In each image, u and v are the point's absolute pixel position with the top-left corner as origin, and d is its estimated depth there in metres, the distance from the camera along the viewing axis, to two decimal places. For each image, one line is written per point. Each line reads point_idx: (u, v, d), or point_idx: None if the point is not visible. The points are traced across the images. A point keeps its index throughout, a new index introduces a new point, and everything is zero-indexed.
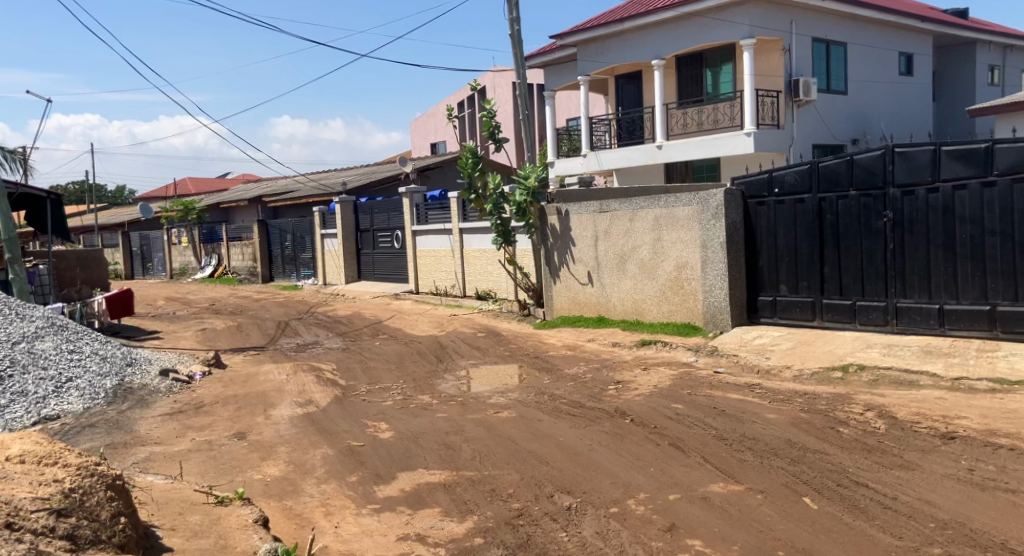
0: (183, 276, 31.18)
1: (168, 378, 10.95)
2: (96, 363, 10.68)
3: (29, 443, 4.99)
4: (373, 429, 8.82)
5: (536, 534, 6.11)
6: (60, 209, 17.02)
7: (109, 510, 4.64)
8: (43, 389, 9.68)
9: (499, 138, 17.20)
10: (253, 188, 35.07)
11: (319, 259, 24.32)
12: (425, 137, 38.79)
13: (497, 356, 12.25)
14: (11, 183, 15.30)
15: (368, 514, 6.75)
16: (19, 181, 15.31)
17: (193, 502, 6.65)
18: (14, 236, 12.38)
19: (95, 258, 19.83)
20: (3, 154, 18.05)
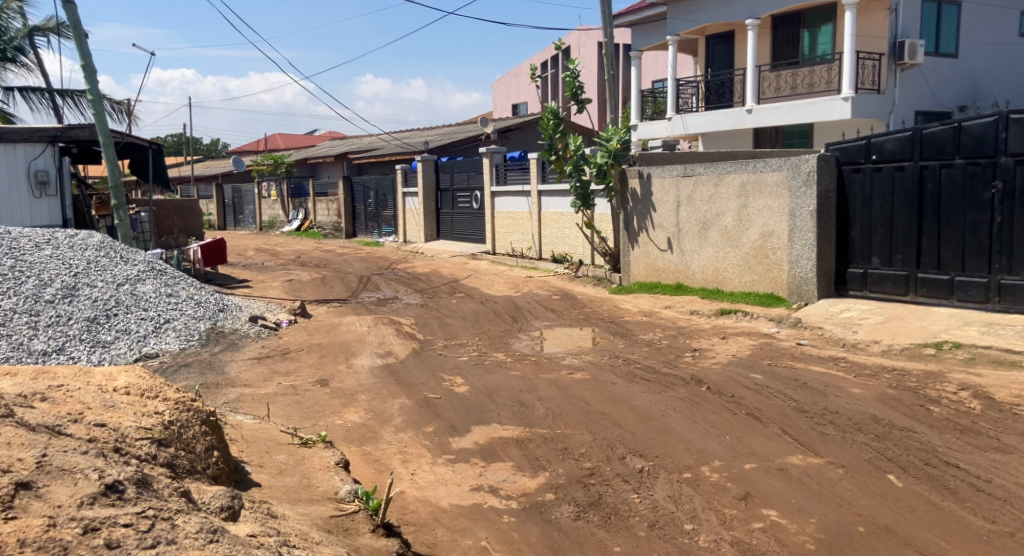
0: (271, 229, 32.03)
1: (257, 324, 11.33)
2: (192, 307, 11.10)
3: (134, 376, 5.27)
4: (449, 383, 8.97)
5: (608, 494, 6.13)
6: (162, 159, 17.62)
7: (204, 444, 4.88)
8: (144, 327, 10.13)
9: (581, 98, 16.87)
10: (339, 145, 35.75)
11: (400, 217, 24.63)
12: (507, 97, 38.59)
13: (572, 319, 12.24)
14: (117, 133, 15.91)
15: (443, 463, 6.89)
16: (124, 131, 15.87)
17: (279, 442, 6.90)
18: (119, 183, 12.71)
19: (192, 208, 20.51)
20: (109, 104, 18.78)
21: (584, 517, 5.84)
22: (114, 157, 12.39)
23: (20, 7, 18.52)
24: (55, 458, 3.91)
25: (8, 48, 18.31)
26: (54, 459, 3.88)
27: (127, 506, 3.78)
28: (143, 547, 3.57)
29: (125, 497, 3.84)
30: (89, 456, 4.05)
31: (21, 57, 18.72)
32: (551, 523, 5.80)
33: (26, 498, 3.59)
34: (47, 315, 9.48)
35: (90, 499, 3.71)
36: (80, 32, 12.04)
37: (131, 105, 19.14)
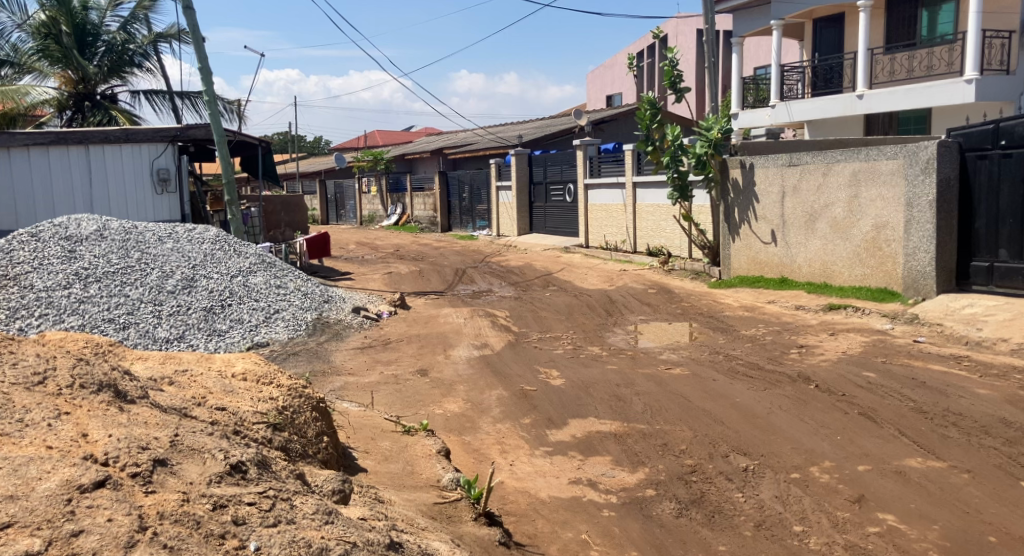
0: (371, 223, 32.63)
1: (359, 315, 11.51)
2: (299, 298, 11.35)
3: (251, 362, 5.38)
4: (545, 375, 8.87)
5: (711, 492, 5.90)
6: (271, 156, 18.10)
7: (315, 429, 4.93)
8: (255, 317, 10.39)
9: (679, 88, 16.38)
10: (437, 140, 36.17)
11: (494, 211, 24.68)
12: (602, 89, 38.21)
13: (669, 313, 11.95)
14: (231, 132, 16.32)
15: (541, 455, 6.79)
16: (237, 131, 16.27)
17: (383, 429, 6.95)
18: (232, 181, 13.10)
19: (297, 204, 21.09)
20: (222, 104, 19.49)
21: (686, 515, 5.63)
22: (228, 156, 12.51)
23: (145, 15, 19.38)
24: (187, 438, 3.69)
25: (134, 54, 19.23)
26: (185, 439, 3.65)
27: (250, 486, 3.53)
28: (266, 524, 3.30)
29: (249, 478, 3.59)
30: (215, 437, 3.86)
31: (145, 62, 19.60)
32: (652, 519, 5.62)
33: (163, 473, 3.33)
34: (169, 305, 9.84)
35: (217, 478, 3.47)
36: (199, 36, 12.48)
37: (242, 106, 19.82)
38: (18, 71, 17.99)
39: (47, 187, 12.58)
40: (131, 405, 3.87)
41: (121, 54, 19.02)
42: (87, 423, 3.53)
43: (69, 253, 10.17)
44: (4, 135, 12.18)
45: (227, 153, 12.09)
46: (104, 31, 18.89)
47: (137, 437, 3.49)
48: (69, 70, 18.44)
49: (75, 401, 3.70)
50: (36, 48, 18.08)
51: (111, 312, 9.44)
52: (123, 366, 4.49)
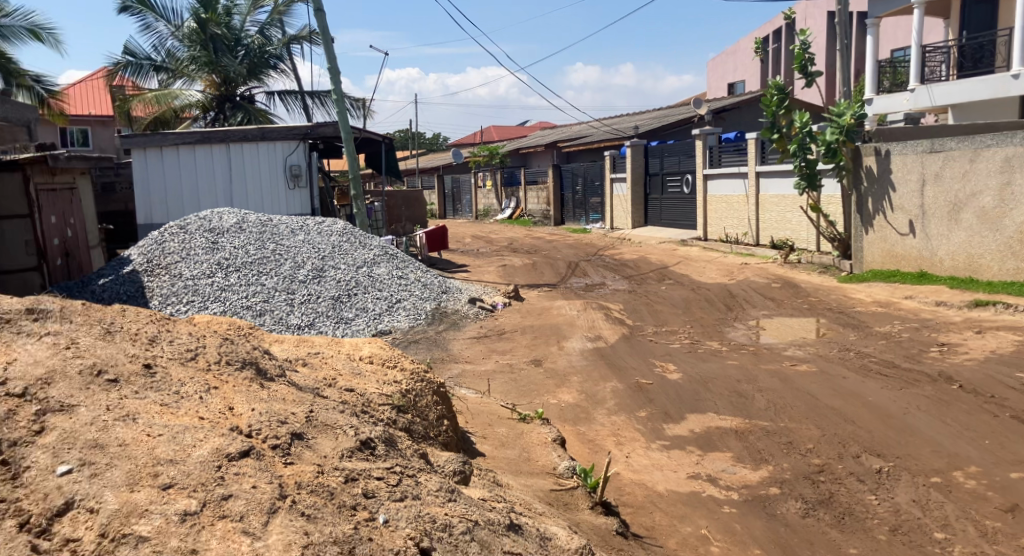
0: (486, 217, 32.99)
1: (475, 305, 11.64)
2: (420, 289, 11.55)
3: (377, 347, 5.54)
4: (662, 369, 8.75)
5: (841, 493, 5.67)
6: (393, 153, 18.50)
7: (436, 412, 5.04)
8: (379, 306, 10.64)
9: (810, 71, 15.73)
10: (552, 133, 36.21)
11: (608, 203, 24.47)
12: (723, 77, 37.27)
13: (794, 308, 11.54)
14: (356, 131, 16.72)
15: (658, 448, 6.70)
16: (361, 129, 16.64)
17: (499, 416, 7.01)
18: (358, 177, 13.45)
19: (417, 199, 21.54)
20: (349, 102, 20.13)
21: (814, 515, 5.44)
22: (355, 154, 12.73)
23: (280, 18, 20.17)
24: (320, 415, 3.61)
25: (271, 57, 19.92)
26: (320, 415, 3.59)
27: (379, 462, 3.48)
28: (393, 498, 3.23)
29: (377, 454, 3.53)
30: (347, 415, 3.81)
31: (281, 64, 20.26)
32: (776, 518, 5.45)
33: (300, 446, 3.26)
34: (301, 294, 10.20)
35: (350, 452, 3.39)
36: (328, 38, 12.88)
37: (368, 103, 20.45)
38: (172, 76, 19.68)
39: (195, 187, 12.95)
40: (271, 383, 3.78)
41: (260, 57, 19.76)
42: (233, 397, 3.43)
43: (212, 244, 10.76)
44: (159, 136, 12.61)
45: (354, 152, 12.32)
46: (244, 36, 19.75)
47: (277, 412, 3.41)
48: (213, 74, 19.50)
49: (222, 377, 3.59)
50: (186, 55, 19.46)
51: (250, 300, 9.93)
52: (265, 345, 4.66)
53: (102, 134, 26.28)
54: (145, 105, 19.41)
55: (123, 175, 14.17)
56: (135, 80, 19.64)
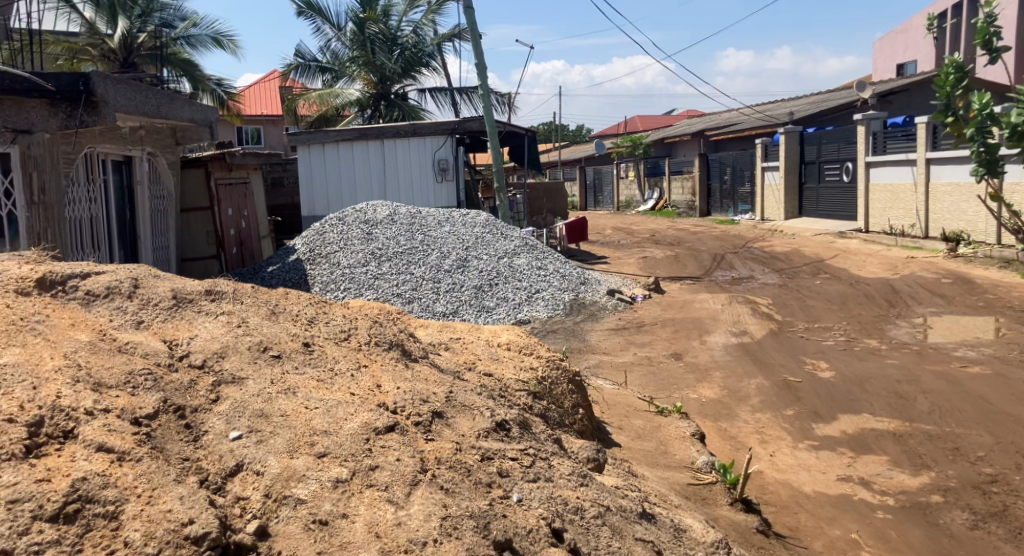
0: (627, 209, 32.82)
1: (614, 297, 11.64)
2: (558, 279, 11.60)
3: (514, 334, 5.74)
4: (812, 366, 8.51)
5: (1015, 506, 5.38)
6: (535, 145, 18.78)
7: (571, 401, 5.18)
8: (518, 296, 10.81)
9: (994, 47, 14.44)
10: (699, 122, 35.49)
11: (758, 193, 23.75)
12: (892, 57, 35.27)
13: (966, 306, 10.88)
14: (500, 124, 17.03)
15: (805, 448, 6.55)
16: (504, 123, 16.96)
17: (635, 408, 7.04)
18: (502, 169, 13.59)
19: (557, 190, 21.74)
20: (495, 96, 20.59)
21: (983, 528, 5.18)
22: (498, 147, 12.73)
23: (433, 17, 20.83)
24: (459, 396, 3.81)
25: (424, 55, 20.62)
26: (459, 396, 3.80)
27: (513, 443, 3.64)
28: (527, 479, 3.38)
29: (512, 436, 3.69)
30: (483, 397, 4.00)
31: (432, 61, 20.96)
32: (938, 528, 5.23)
33: (440, 424, 3.46)
34: (446, 282, 10.55)
35: (487, 432, 3.57)
36: (476, 33, 13.19)
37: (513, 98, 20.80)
38: (335, 76, 20.84)
39: (353, 179, 13.64)
40: (414, 363, 4.05)
41: (414, 54, 20.45)
42: (381, 375, 3.69)
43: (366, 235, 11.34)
44: (321, 133, 13.35)
45: (497, 147, 12.35)
46: (399, 35, 20.57)
47: (420, 391, 3.63)
48: (371, 73, 20.42)
49: (371, 356, 3.85)
50: (348, 56, 20.57)
51: (399, 288, 10.40)
52: (411, 329, 4.94)
53: (272, 133, 28.02)
54: (310, 103, 20.56)
55: (291, 170, 15.08)
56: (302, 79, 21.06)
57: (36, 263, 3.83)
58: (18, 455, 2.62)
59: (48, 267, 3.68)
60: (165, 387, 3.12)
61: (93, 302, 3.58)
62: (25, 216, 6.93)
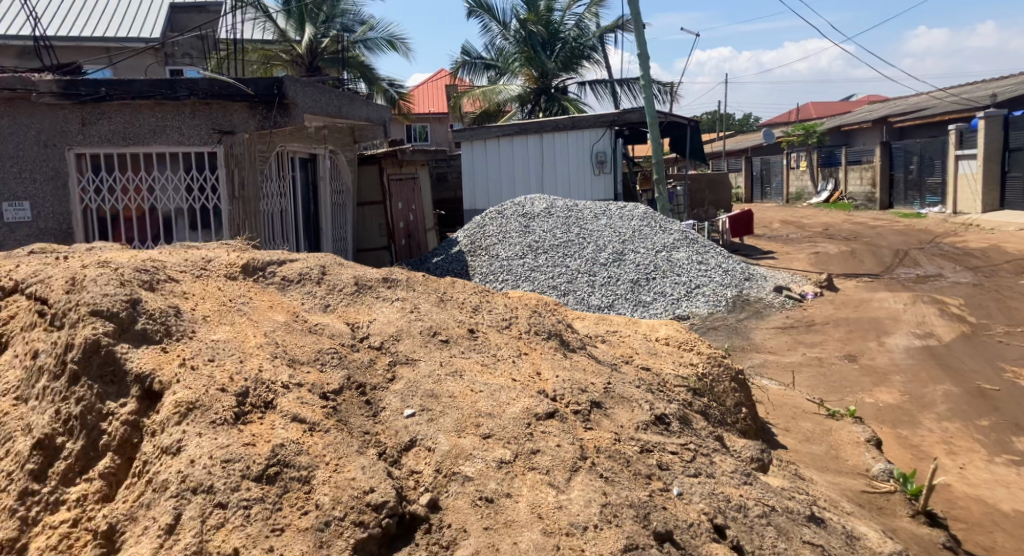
0: (798, 201, 31.55)
1: (782, 294, 11.10)
2: (721, 274, 11.13)
3: (673, 329, 5.71)
4: (1012, 375, 7.94)
5: None
6: (698, 134, 18.31)
7: (733, 400, 5.08)
8: (677, 290, 10.52)
9: None
10: (880, 109, 33.46)
11: (950, 183, 22.05)
12: None
13: None
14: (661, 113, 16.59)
15: (1002, 464, 6.16)
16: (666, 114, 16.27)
17: (805, 410, 6.78)
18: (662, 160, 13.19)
19: (720, 181, 21.23)
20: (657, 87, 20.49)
21: None
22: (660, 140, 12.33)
23: (595, 9, 20.91)
24: (617, 387, 3.87)
25: (585, 48, 20.80)
26: (617, 388, 3.85)
27: (673, 437, 3.65)
28: (688, 474, 3.38)
29: (671, 429, 3.70)
30: (643, 391, 4.03)
31: (594, 54, 21.08)
32: None
33: (599, 414, 3.54)
34: (601, 276, 10.53)
35: (645, 424, 3.60)
36: (638, 24, 13.07)
37: (676, 87, 20.56)
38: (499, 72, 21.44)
39: (512, 174, 13.93)
40: (572, 354, 4.14)
41: (575, 47, 20.76)
42: (541, 363, 3.81)
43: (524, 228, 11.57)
44: (482, 129, 13.65)
45: (659, 138, 12.01)
46: (561, 29, 20.83)
47: (579, 381, 3.72)
48: (532, 68, 20.72)
49: (531, 344, 3.98)
50: (508, 51, 20.99)
51: (555, 280, 10.52)
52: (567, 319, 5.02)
53: (438, 130, 28.95)
54: (474, 100, 21.19)
55: (454, 165, 15.56)
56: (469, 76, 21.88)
57: (239, 251, 4.22)
58: (229, 420, 2.93)
59: (251, 255, 4.08)
60: (348, 365, 3.38)
61: (288, 286, 3.94)
62: (229, 209, 7.67)
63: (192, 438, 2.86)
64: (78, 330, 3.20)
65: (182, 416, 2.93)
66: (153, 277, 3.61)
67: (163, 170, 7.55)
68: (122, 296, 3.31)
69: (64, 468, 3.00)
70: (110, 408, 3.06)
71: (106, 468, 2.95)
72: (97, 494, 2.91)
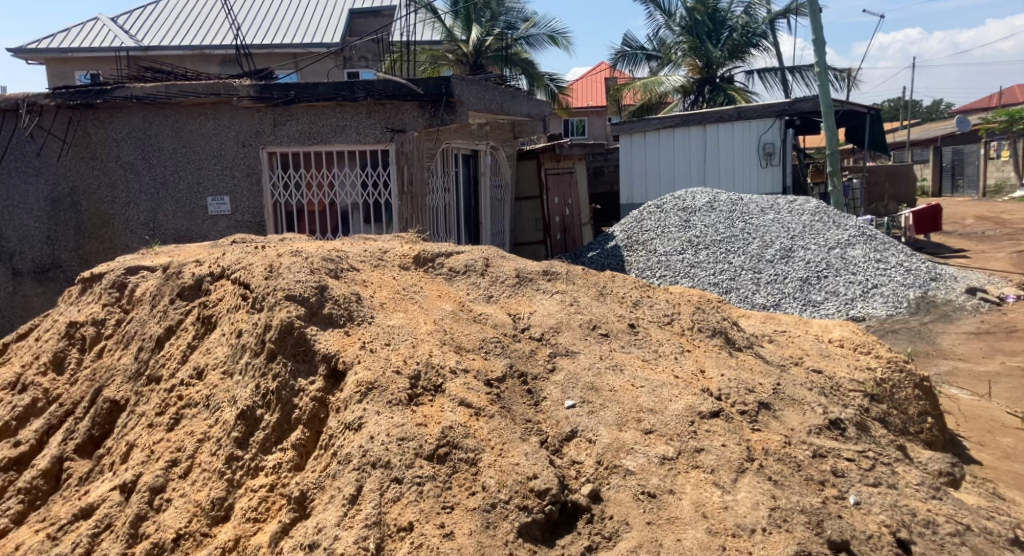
0: (996, 194, 29.09)
1: (975, 297, 9.90)
2: (902, 274, 10.23)
3: (847, 331, 5.40)
4: None
5: None
6: (880, 125, 17.01)
7: (917, 408, 4.68)
8: (852, 290, 9.77)
9: None
10: None
11: None
12: None
13: None
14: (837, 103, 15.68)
15: None
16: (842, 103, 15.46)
17: (1002, 424, 6.18)
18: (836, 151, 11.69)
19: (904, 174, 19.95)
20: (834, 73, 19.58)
21: None
22: (834, 128, 10.96)
23: None
24: (788, 389, 3.72)
25: (755, 35, 20.33)
26: (787, 389, 3.71)
27: (849, 443, 3.46)
28: (867, 483, 3.20)
29: (848, 436, 3.50)
30: (816, 393, 3.85)
31: (764, 41, 20.53)
32: None
33: (767, 416, 3.43)
34: (768, 273, 10.09)
35: (818, 429, 3.43)
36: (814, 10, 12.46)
37: (853, 73, 19.54)
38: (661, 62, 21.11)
39: (672, 168, 13.61)
40: (738, 352, 4.03)
41: (743, 36, 20.29)
42: (704, 360, 3.75)
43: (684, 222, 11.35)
44: (643, 122, 13.51)
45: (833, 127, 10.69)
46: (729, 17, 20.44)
47: (745, 380, 3.62)
48: (697, 57, 20.28)
49: (694, 341, 3.92)
50: (673, 41, 20.69)
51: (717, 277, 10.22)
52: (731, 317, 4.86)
53: (596, 124, 28.82)
54: (635, 92, 20.96)
55: (611, 159, 15.46)
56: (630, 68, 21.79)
57: (413, 244, 4.54)
58: (403, 401, 3.15)
59: (422, 248, 4.40)
60: (511, 353, 3.48)
61: (455, 277, 4.17)
62: (399, 203, 7.99)
63: (372, 416, 3.09)
64: (277, 313, 3.62)
65: (363, 395, 3.19)
66: (338, 267, 4.04)
67: (342, 168, 8.11)
68: (313, 283, 3.75)
69: (263, 437, 3.35)
70: (302, 385, 3.42)
71: (297, 439, 3.28)
72: (291, 463, 3.23)
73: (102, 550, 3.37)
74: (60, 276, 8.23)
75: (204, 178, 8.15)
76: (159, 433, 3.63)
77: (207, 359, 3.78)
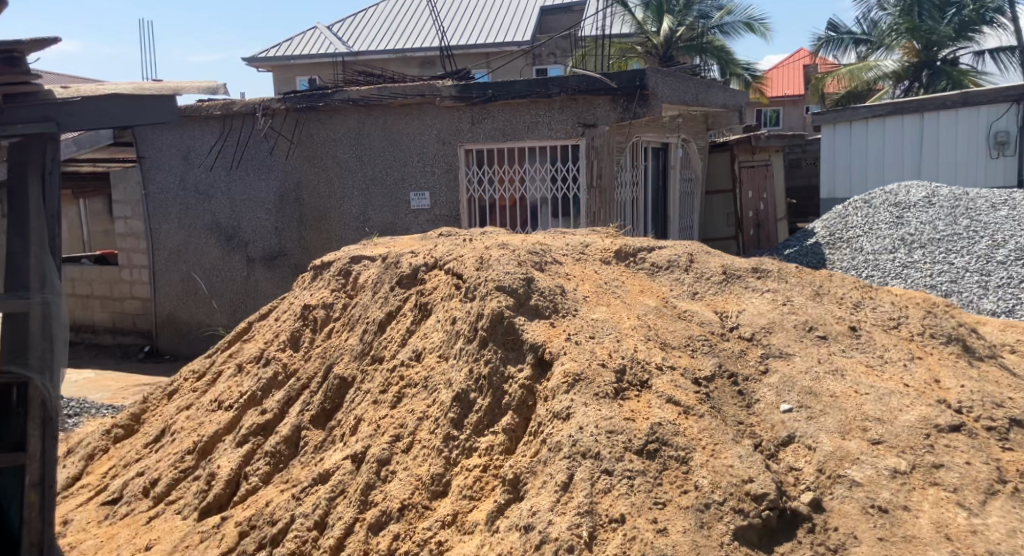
0: None
1: None
2: None
3: None
4: None
5: None
6: None
7: None
8: None
9: None
10: None
11: None
12: None
13: None
14: None
15: None
16: None
17: None
18: None
19: None
20: None
21: None
22: None
23: None
24: None
25: (987, 12, 18.94)
26: None
27: None
28: None
29: None
30: None
31: (998, 17, 19.15)
32: None
33: (1017, 433, 3.14)
34: (997, 276, 8.57)
35: None
36: None
37: None
38: (872, 48, 20.17)
39: (881, 160, 11.79)
40: (979, 362, 3.72)
41: (974, 12, 18.91)
42: (939, 370, 3.50)
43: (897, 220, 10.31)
44: (850, 110, 11.84)
45: None
46: None
47: (989, 394, 3.35)
48: (914, 40, 18.90)
49: (926, 349, 3.68)
50: (888, 25, 19.64)
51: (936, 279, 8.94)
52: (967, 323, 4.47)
53: (792, 113, 27.63)
54: (838, 81, 19.99)
55: (809, 150, 14.73)
56: (834, 55, 21.09)
57: (614, 238, 4.56)
58: (610, 394, 3.19)
59: (624, 242, 4.39)
60: (720, 352, 3.41)
61: (658, 272, 4.13)
62: (586, 198, 7.94)
63: (580, 407, 3.15)
64: (487, 302, 3.81)
65: (570, 385, 3.26)
66: (543, 259, 4.15)
67: (533, 163, 8.22)
68: (520, 274, 3.89)
69: (476, 420, 3.54)
70: (510, 372, 3.58)
71: (507, 424, 3.45)
72: (501, 446, 3.40)
73: (335, 515, 3.65)
74: (285, 263, 9.47)
75: (408, 173, 8.65)
76: (383, 409, 3.98)
77: (425, 342, 4.15)
